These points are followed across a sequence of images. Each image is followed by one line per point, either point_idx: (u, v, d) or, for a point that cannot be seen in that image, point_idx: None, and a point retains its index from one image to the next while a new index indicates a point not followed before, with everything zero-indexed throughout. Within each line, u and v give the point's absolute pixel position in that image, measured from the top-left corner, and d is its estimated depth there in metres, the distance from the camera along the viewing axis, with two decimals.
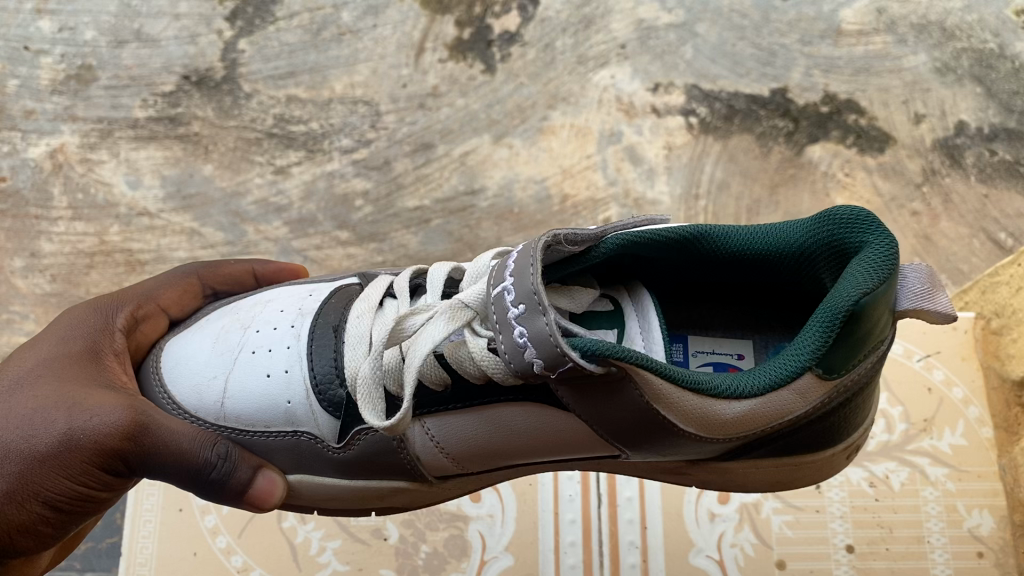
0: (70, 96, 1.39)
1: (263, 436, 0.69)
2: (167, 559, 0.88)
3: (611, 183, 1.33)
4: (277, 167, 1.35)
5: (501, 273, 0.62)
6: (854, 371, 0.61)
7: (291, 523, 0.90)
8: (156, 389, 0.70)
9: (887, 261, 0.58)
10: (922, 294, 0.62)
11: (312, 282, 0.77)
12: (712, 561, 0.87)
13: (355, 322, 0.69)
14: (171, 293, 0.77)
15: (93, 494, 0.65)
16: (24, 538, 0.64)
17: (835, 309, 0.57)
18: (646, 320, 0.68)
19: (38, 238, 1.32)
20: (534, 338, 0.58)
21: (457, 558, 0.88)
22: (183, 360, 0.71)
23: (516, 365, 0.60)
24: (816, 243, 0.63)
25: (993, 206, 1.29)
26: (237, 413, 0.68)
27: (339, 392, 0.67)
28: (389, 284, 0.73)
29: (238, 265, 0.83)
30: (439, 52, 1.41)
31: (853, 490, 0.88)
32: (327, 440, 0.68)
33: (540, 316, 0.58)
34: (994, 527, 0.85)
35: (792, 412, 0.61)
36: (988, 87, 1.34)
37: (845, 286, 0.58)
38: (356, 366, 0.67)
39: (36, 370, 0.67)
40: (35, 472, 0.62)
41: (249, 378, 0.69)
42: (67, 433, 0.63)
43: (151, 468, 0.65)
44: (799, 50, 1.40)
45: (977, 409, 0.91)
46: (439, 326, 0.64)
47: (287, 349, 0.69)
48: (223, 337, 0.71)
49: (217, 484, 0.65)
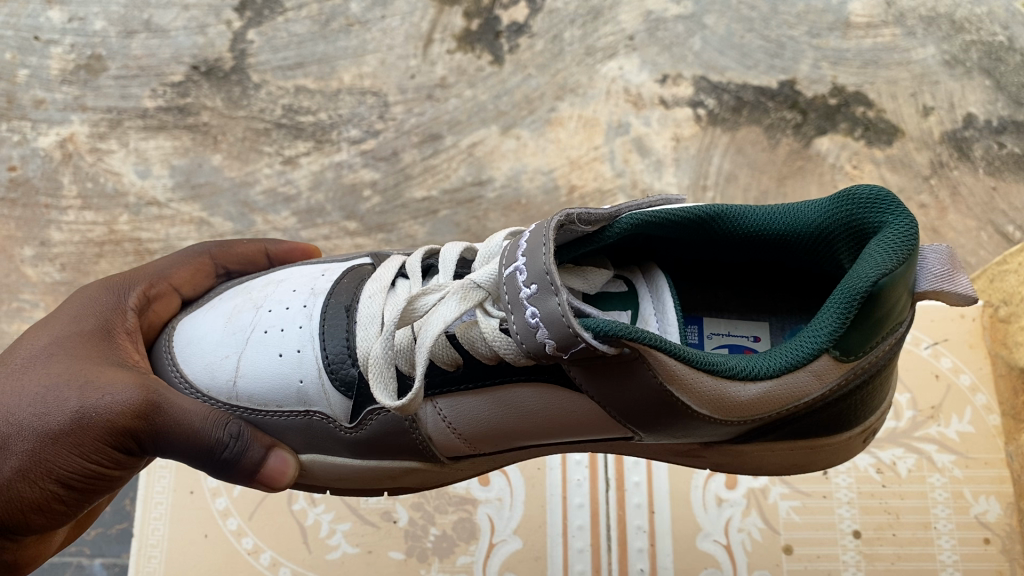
0: (79, 86, 1.40)
1: (275, 416, 0.69)
2: (180, 541, 0.88)
3: (618, 174, 1.33)
4: (285, 158, 1.36)
5: (513, 253, 0.63)
6: (870, 355, 0.62)
7: (301, 505, 0.90)
8: (169, 367, 0.71)
9: (905, 242, 0.58)
10: (941, 275, 0.63)
11: (324, 262, 0.77)
12: (718, 546, 0.87)
13: (368, 301, 0.69)
14: (182, 272, 0.78)
15: (106, 472, 0.66)
16: (38, 515, 0.65)
17: (853, 291, 0.57)
18: (660, 301, 0.69)
19: (48, 228, 1.33)
20: (546, 318, 0.58)
21: (465, 541, 0.89)
22: (196, 339, 0.71)
23: (528, 345, 0.60)
24: (834, 224, 0.63)
25: (1001, 199, 1.29)
26: (249, 391, 0.69)
27: (351, 372, 0.68)
28: (401, 264, 0.73)
29: (250, 246, 0.84)
30: (447, 43, 1.42)
31: (860, 476, 0.89)
32: (340, 420, 0.69)
33: (552, 296, 0.58)
34: (1001, 514, 0.86)
35: (807, 395, 0.62)
36: (997, 80, 1.35)
37: (863, 267, 0.58)
38: (368, 346, 0.67)
39: (49, 348, 0.68)
40: (47, 450, 0.63)
41: (261, 358, 0.69)
42: (79, 412, 0.64)
43: (163, 446, 0.65)
44: (808, 42, 1.40)
45: (984, 396, 0.91)
46: (450, 306, 0.65)
47: (299, 328, 0.70)
48: (236, 316, 0.72)
49: (230, 464, 0.66)
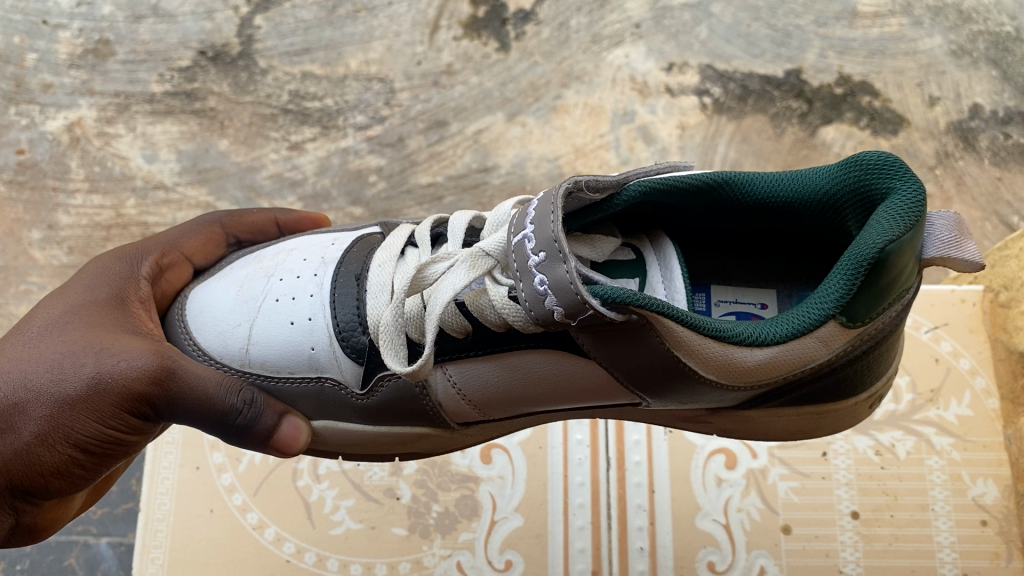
0: (87, 70, 1.41)
1: (287, 382, 0.70)
2: (184, 516, 0.90)
3: (623, 161, 1.34)
4: (292, 143, 1.37)
5: (522, 222, 0.63)
6: (878, 321, 0.62)
7: (306, 481, 0.91)
8: (182, 335, 0.72)
9: (914, 208, 0.58)
10: (949, 242, 0.63)
11: (334, 231, 0.78)
12: (718, 525, 0.88)
13: (377, 270, 0.70)
14: (195, 242, 0.79)
15: (122, 438, 0.67)
16: (56, 479, 0.66)
17: (860, 257, 0.57)
18: (668, 270, 0.70)
19: (56, 211, 1.34)
20: (554, 286, 0.59)
21: (468, 518, 0.90)
22: (208, 308, 0.72)
23: (537, 312, 0.61)
24: (843, 189, 0.63)
25: (1006, 189, 1.29)
26: (263, 355, 0.70)
27: (362, 338, 0.69)
28: (410, 233, 0.74)
29: (260, 214, 0.84)
30: (454, 30, 1.42)
31: (859, 458, 0.90)
32: (351, 386, 0.70)
33: (560, 264, 0.59)
34: (998, 496, 0.87)
35: (815, 357, 0.62)
36: (1004, 70, 1.35)
37: (870, 233, 0.58)
38: (379, 314, 0.67)
39: (66, 316, 0.69)
40: (65, 414, 0.64)
41: (273, 325, 0.70)
42: (95, 377, 0.64)
43: (178, 413, 0.66)
44: (814, 31, 1.40)
45: (984, 379, 0.92)
46: (460, 275, 0.65)
47: (310, 297, 0.71)
48: (247, 285, 0.73)
49: (244, 430, 0.67)
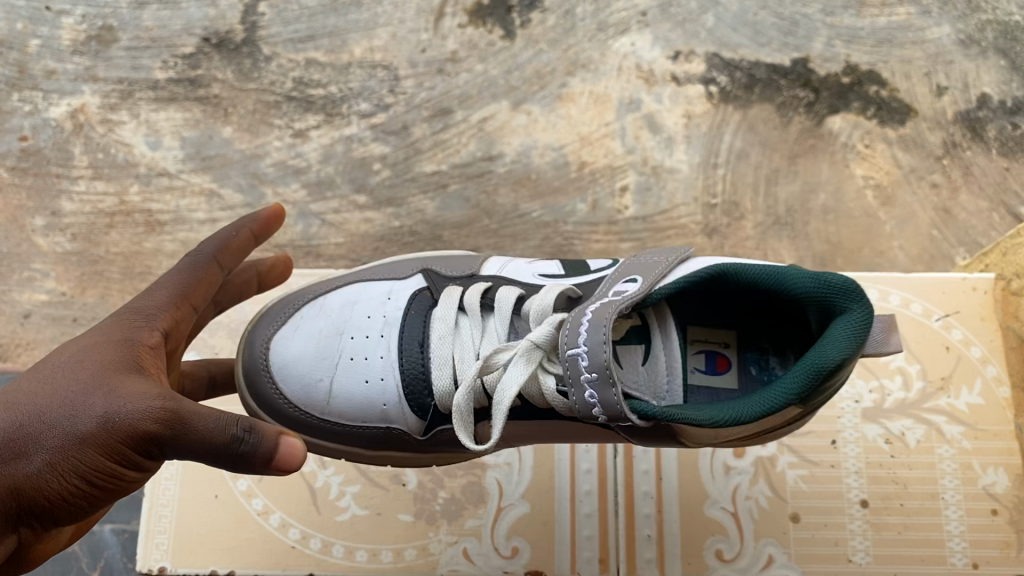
0: (91, 56, 1.39)
1: (361, 429, 0.81)
2: (189, 500, 0.91)
3: (629, 150, 1.34)
4: (296, 130, 1.36)
5: (574, 334, 0.71)
6: (811, 408, 0.72)
7: (312, 467, 0.93)
8: (268, 385, 0.82)
9: (862, 333, 0.67)
10: (878, 339, 0.75)
11: (387, 277, 0.87)
12: (726, 513, 0.90)
13: (438, 343, 0.78)
14: (206, 282, 0.74)
15: (126, 474, 0.60)
16: (51, 515, 0.58)
17: (819, 367, 0.66)
18: (671, 345, 0.77)
19: (59, 198, 1.33)
20: (603, 402, 0.69)
21: (474, 504, 0.91)
22: (290, 362, 0.82)
23: (582, 412, 0.72)
24: (809, 295, 0.71)
25: (1014, 179, 1.30)
26: (340, 409, 0.81)
27: (428, 400, 0.79)
28: (462, 296, 0.82)
29: (242, 272, 0.86)
30: (459, 17, 1.41)
31: (869, 446, 0.91)
32: (416, 434, 0.81)
33: (610, 387, 0.69)
34: (1009, 485, 0.89)
35: (753, 429, 0.72)
36: (1013, 60, 1.33)
37: (828, 348, 0.67)
38: (443, 391, 0.77)
39: (75, 357, 0.63)
40: (71, 450, 0.57)
41: (350, 383, 0.81)
42: (103, 416, 0.58)
43: (184, 457, 0.59)
44: (822, 20, 1.38)
45: (995, 367, 0.93)
46: (521, 369, 0.72)
47: (382, 358, 0.80)
48: (322, 339, 0.82)
49: (244, 460, 0.58)
